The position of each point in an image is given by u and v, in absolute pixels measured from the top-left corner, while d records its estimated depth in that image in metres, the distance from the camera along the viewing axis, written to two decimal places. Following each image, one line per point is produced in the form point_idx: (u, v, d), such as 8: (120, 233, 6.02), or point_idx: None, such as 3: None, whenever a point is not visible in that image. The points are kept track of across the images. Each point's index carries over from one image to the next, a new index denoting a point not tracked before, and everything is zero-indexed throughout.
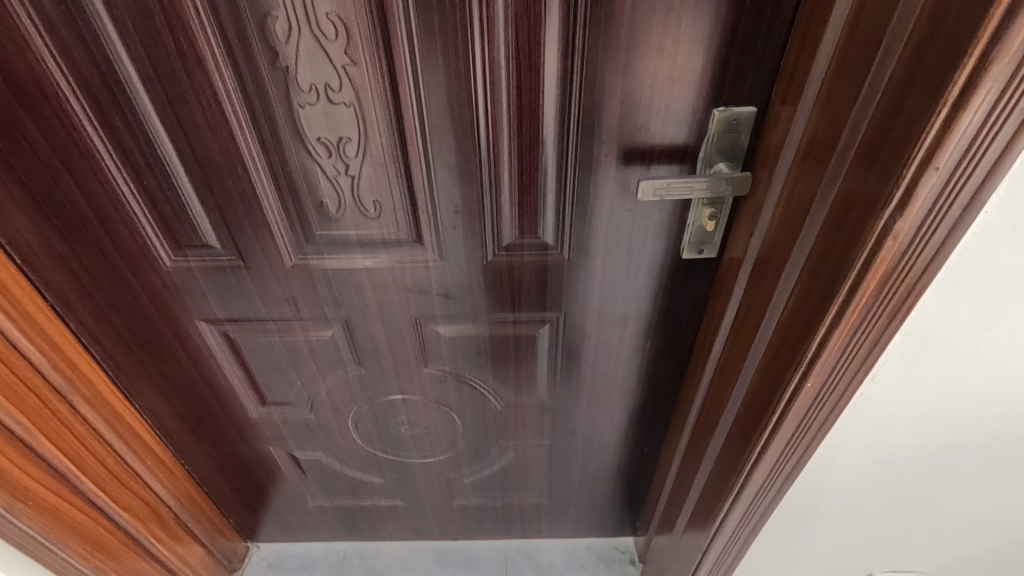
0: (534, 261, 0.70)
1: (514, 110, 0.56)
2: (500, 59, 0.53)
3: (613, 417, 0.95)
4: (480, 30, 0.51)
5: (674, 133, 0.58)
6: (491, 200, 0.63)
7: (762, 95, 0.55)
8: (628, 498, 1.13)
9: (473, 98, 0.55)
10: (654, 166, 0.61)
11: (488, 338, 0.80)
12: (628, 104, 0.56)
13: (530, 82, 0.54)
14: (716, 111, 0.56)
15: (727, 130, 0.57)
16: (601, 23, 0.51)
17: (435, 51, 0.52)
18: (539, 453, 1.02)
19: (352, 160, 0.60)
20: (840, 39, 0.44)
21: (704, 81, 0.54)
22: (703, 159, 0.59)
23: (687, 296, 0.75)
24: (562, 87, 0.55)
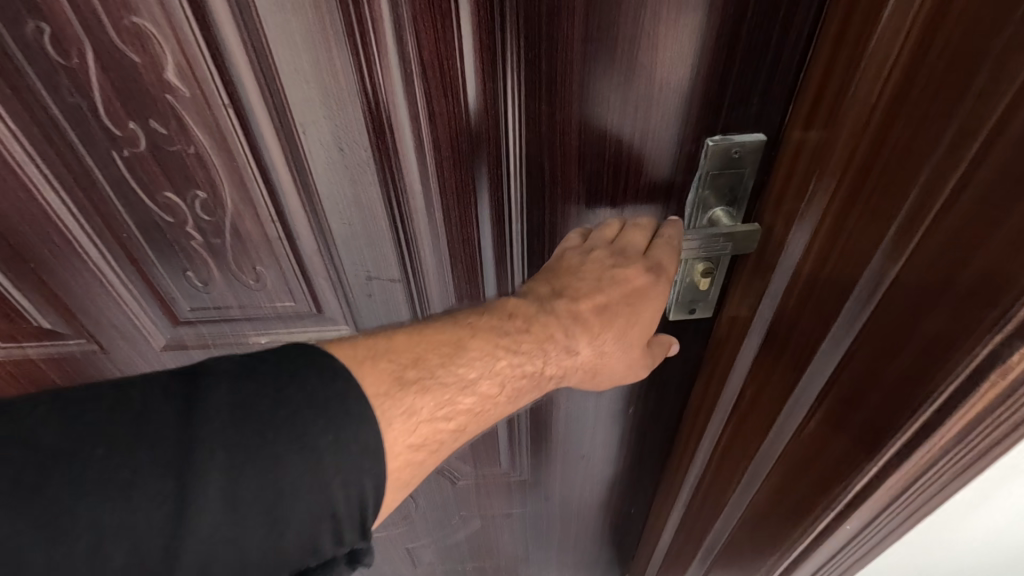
0: None
1: (429, 149, 0.40)
2: (400, 82, 0.36)
3: (591, 481, 0.80)
4: (364, 42, 0.35)
5: (654, 170, 0.42)
6: (413, 262, 0.47)
7: (774, 118, 0.39)
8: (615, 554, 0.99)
9: (368, 135, 0.39)
10: (628, 212, 0.45)
11: None
12: (588, 136, 0.40)
13: (449, 112, 0.38)
14: (710, 140, 0.40)
15: (725, 167, 0.41)
16: (542, 25, 0.35)
17: (301, 72, 0.35)
18: (510, 519, 0.88)
19: (212, 221, 0.43)
20: (902, 53, 0.28)
21: (694, 100, 0.38)
22: (694, 203, 0.43)
23: (677, 359, 0.60)
24: (495, 117, 0.39)
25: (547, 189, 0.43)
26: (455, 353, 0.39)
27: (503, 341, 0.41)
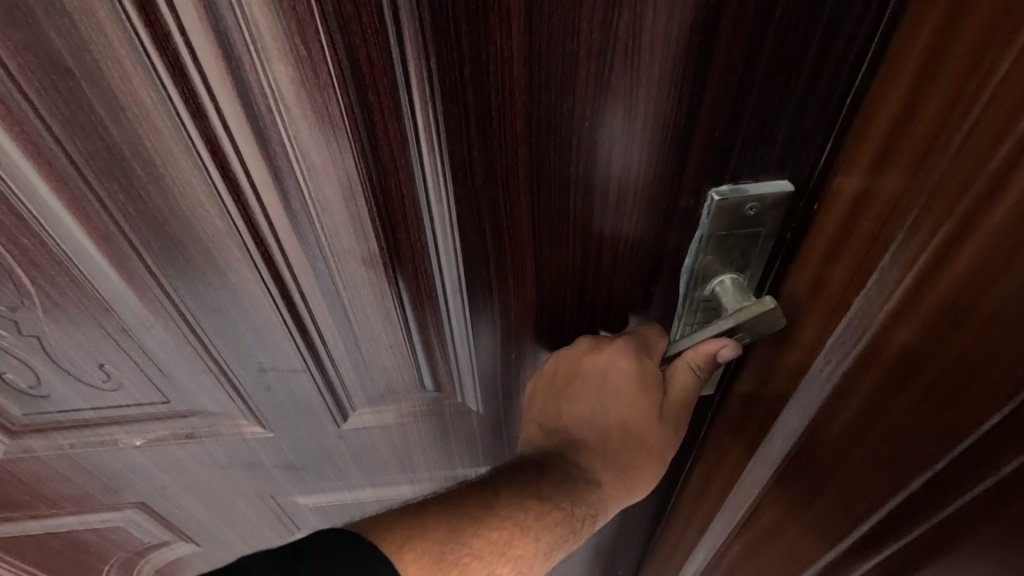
0: (424, 419, 0.43)
1: (314, 212, 0.28)
2: (256, 124, 0.24)
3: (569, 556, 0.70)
4: (183, 67, 0.22)
5: (637, 232, 0.30)
6: (317, 349, 0.36)
7: (812, 165, 0.27)
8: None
9: (216, 197, 0.26)
10: (604, 283, 0.33)
11: (378, 503, 0.53)
12: (542, 191, 0.28)
13: (337, 165, 0.26)
14: (715, 193, 0.28)
15: (737, 226, 0.29)
16: (460, 36, 0.22)
17: (88, 111, 0.23)
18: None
19: (16, 313, 0.30)
20: (941, 247, 0.22)
21: (692, 143, 0.26)
22: (692, 270, 0.32)
23: None
24: (409, 170, 0.27)
25: (493, 263, 0.31)
26: (493, 524, 0.35)
27: (530, 496, 0.37)
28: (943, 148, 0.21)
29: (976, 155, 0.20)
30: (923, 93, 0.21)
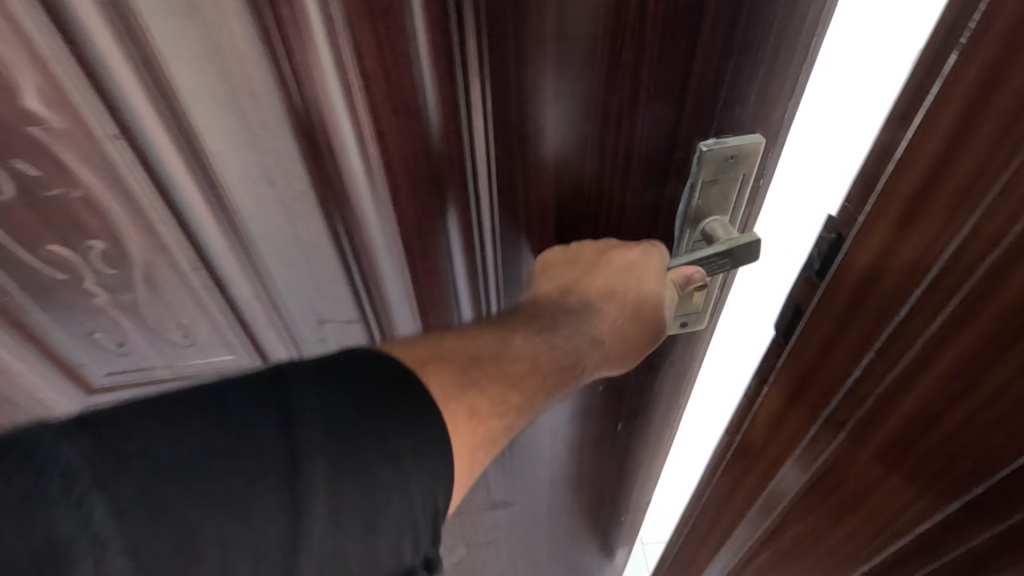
0: None
1: (381, 174, 0.33)
2: (344, 95, 0.29)
3: (576, 501, 0.77)
4: (291, 50, 0.27)
5: (642, 182, 0.37)
6: (371, 302, 0.41)
7: (772, 118, 0.34)
8: (601, 560, 0.98)
9: (303, 162, 0.32)
10: (613, 228, 0.40)
11: None
12: (566, 150, 0.34)
13: (403, 131, 0.32)
14: (704, 146, 0.35)
15: (720, 174, 0.36)
16: (508, 22, 0.29)
17: (207, 90, 0.28)
18: (496, 543, 0.84)
19: (115, 274, 0.35)
20: (952, 323, 0.26)
21: (686, 106, 0.33)
22: (685, 213, 0.38)
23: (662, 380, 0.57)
24: (462, 134, 0.33)
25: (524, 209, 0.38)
26: (515, 359, 0.35)
27: (541, 335, 0.38)
28: (948, 241, 0.25)
29: (979, 252, 0.24)
30: (955, 157, 0.23)
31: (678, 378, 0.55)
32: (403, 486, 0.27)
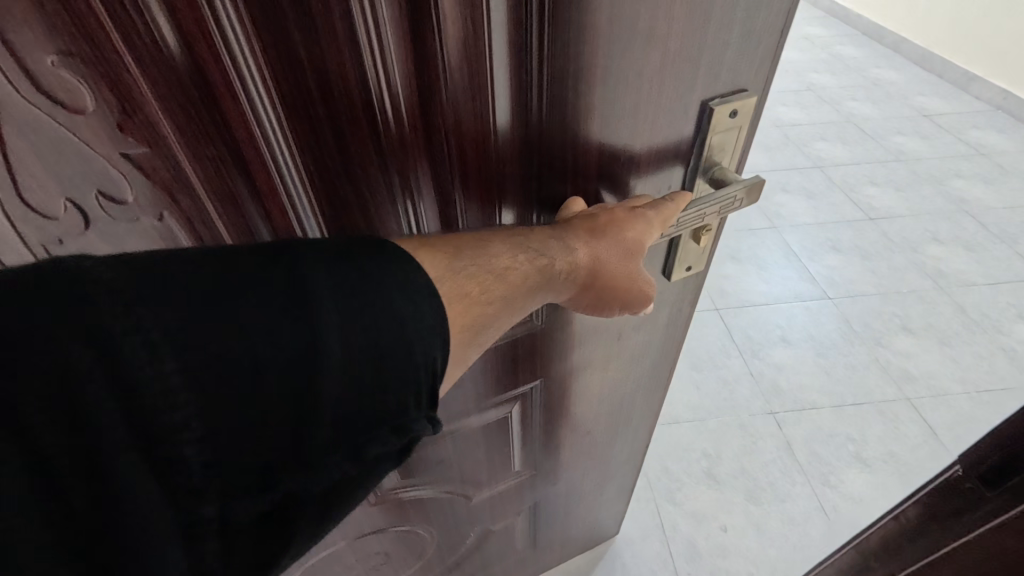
0: (502, 340, 0.56)
1: (448, 157, 0.37)
2: (419, 83, 0.33)
3: (591, 452, 0.85)
4: (382, 46, 0.30)
5: (666, 135, 0.43)
6: None
7: (756, 74, 0.43)
8: (609, 508, 1.09)
9: (383, 152, 0.34)
10: (640, 182, 0.45)
11: (452, 433, 0.65)
12: (609, 116, 0.39)
13: (471, 92, 0.34)
14: (713, 104, 0.42)
15: (723, 126, 0.44)
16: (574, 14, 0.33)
17: (307, 94, 0.30)
18: (523, 509, 0.91)
19: None
20: None
21: (700, 71, 0.40)
22: (700, 165, 0.46)
23: (665, 327, 0.67)
24: (515, 113, 0.37)
25: (570, 176, 0.42)
26: (489, 259, 0.35)
27: (515, 240, 0.37)
28: None
29: None
30: None
31: (677, 314, 0.65)
32: (406, 337, 0.28)
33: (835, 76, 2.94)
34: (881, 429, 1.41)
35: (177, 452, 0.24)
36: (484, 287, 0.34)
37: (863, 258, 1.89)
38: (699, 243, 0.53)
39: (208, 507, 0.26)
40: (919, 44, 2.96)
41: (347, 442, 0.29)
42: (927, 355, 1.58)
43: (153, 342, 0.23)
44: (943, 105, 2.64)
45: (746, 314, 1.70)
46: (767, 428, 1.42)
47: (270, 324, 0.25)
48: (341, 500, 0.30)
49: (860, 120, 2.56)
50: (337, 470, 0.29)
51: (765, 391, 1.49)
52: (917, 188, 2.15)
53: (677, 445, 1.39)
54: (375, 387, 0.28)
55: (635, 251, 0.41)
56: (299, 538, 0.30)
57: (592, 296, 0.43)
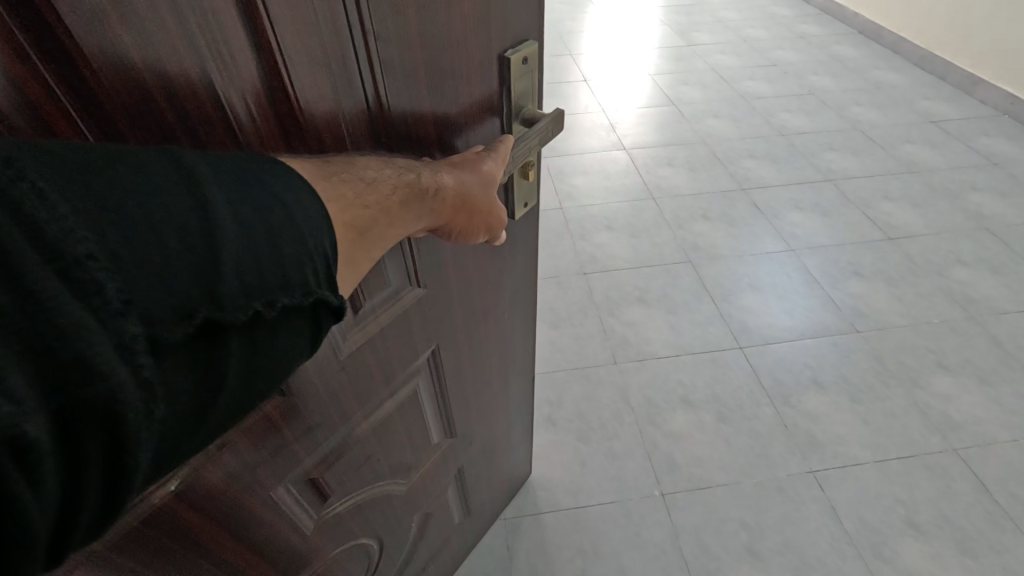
0: (394, 315, 0.64)
1: (296, 128, 0.45)
2: (255, 67, 0.41)
3: (494, 398, 1.00)
4: (212, 38, 0.38)
5: (480, 88, 0.58)
6: None
7: (528, 33, 0.61)
8: (517, 451, 1.28)
9: (230, 129, 0.41)
10: (472, 131, 0.61)
11: (369, 426, 0.72)
12: (431, 75, 0.52)
13: (308, 53, 0.43)
14: (509, 56, 0.59)
15: (521, 71, 0.62)
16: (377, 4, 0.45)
17: (149, 87, 0.36)
18: (451, 478, 1.03)
19: None
20: None
21: (493, 29, 0.56)
22: (512, 108, 0.63)
23: (520, 263, 0.84)
24: (351, 85, 0.47)
25: (415, 136, 0.54)
26: (370, 179, 0.47)
27: (384, 165, 0.49)
28: None
29: None
30: None
31: (528, 246, 0.83)
32: (284, 213, 0.38)
33: (836, 79, 4.06)
34: (931, 490, 1.70)
35: (95, 283, 0.28)
36: (371, 199, 0.46)
37: (901, 285, 2.38)
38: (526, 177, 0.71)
39: (139, 329, 0.30)
40: (920, 45, 4.16)
41: (252, 295, 0.36)
42: (966, 395, 1.96)
43: (49, 195, 0.28)
44: (952, 114, 3.62)
45: (772, 352, 2.10)
46: (810, 491, 1.71)
47: (164, 192, 0.33)
48: (261, 346, 0.37)
49: (869, 128, 3.49)
50: (252, 309, 0.36)
51: (803, 446, 1.82)
52: (936, 203, 2.85)
53: (713, 517, 1.66)
54: (265, 252, 0.37)
55: (489, 179, 0.57)
56: (229, 381, 0.36)
57: (460, 222, 0.57)
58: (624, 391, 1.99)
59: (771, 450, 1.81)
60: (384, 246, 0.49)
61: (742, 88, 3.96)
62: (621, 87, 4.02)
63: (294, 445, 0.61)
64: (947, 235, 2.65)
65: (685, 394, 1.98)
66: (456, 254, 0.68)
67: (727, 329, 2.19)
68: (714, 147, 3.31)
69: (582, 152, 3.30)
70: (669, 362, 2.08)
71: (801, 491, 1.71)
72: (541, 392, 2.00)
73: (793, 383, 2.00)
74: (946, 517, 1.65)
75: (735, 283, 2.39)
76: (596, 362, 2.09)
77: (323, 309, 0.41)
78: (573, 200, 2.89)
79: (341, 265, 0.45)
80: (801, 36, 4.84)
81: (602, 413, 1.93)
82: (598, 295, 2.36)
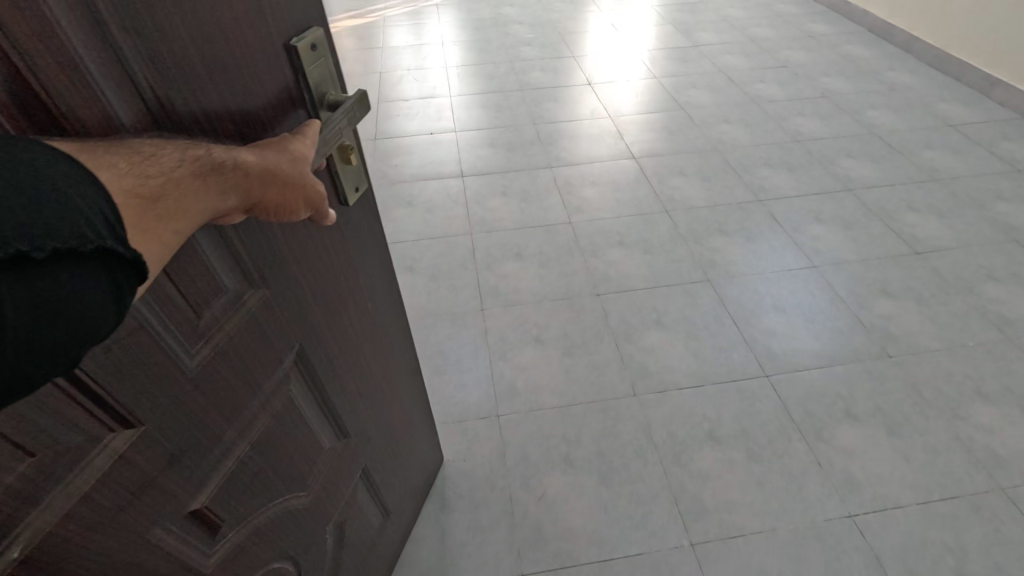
0: (238, 319, 0.67)
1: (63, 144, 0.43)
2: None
3: (375, 383, 1.13)
4: None
5: (275, 79, 0.62)
6: (144, 314, 0.54)
7: (308, 18, 0.65)
8: (413, 436, 1.47)
9: None
10: (281, 123, 0.64)
11: (245, 438, 0.75)
12: (215, 70, 0.53)
13: (57, 61, 0.41)
14: (295, 44, 0.63)
15: (312, 55, 0.66)
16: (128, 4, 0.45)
17: None
18: (356, 477, 1.16)
19: None
20: None
21: (269, 19, 0.59)
22: (317, 97, 0.69)
23: (362, 254, 0.94)
24: (122, 84, 0.46)
25: (207, 129, 0.54)
26: (152, 152, 0.44)
27: (169, 142, 0.47)
28: None
29: None
30: None
31: (371, 241, 0.96)
32: (37, 169, 0.35)
33: (850, 81, 3.97)
34: (982, 535, 1.60)
35: None
36: (153, 169, 0.43)
37: (935, 303, 2.29)
38: (348, 160, 0.77)
39: None
40: (937, 45, 4.07)
41: (17, 235, 0.32)
42: (1007, 421, 1.87)
43: None
44: (974, 117, 3.51)
45: (799, 382, 2.01)
46: (851, 539, 1.61)
47: None
48: (46, 290, 0.34)
49: (887, 132, 3.38)
50: (14, 249, 0.32)
51: (841, 489, 1.71)
52: (962, 214, 2.73)
53: (748, 566, 1.56)
54: (20, 200, 0.33)
55: (298, 157, 0.59)
56: (10, 322, 0.33)
57: (276, 198, 0.56)
58: (647, 425, 1.88)
59: (806, 491, 1.71)
60: (187, 222, 0.46)
61: (754, 91, 3.88)
62: (631, 94, 3.95)
63: (158, 481, 0.61)
64: (977, 248, 2.54)
65: (711, 429, 1.87)
66: (300, 259, 0.75)
67: (753, 355, 2.10)
68: (729, 155, 3.23)
69: (591, 160, 3.25)
70: (691, 395, 1.97)
71: (842, 540, 1.61)
72: (560, 428, 1.88)
73: (825, 415, 1.91)
74: (999, 566, 1.54)
75: (755, 303, 2.30)
76: (615, 395, 1.97)
77: (114, 260, 0.39)
78: (582, 213, 2.82)
79: (130, 233, 0.41)
80: (812, 37, 4.75)
81: (624, 450, 1.81)
82: (614, 318, 2.25)
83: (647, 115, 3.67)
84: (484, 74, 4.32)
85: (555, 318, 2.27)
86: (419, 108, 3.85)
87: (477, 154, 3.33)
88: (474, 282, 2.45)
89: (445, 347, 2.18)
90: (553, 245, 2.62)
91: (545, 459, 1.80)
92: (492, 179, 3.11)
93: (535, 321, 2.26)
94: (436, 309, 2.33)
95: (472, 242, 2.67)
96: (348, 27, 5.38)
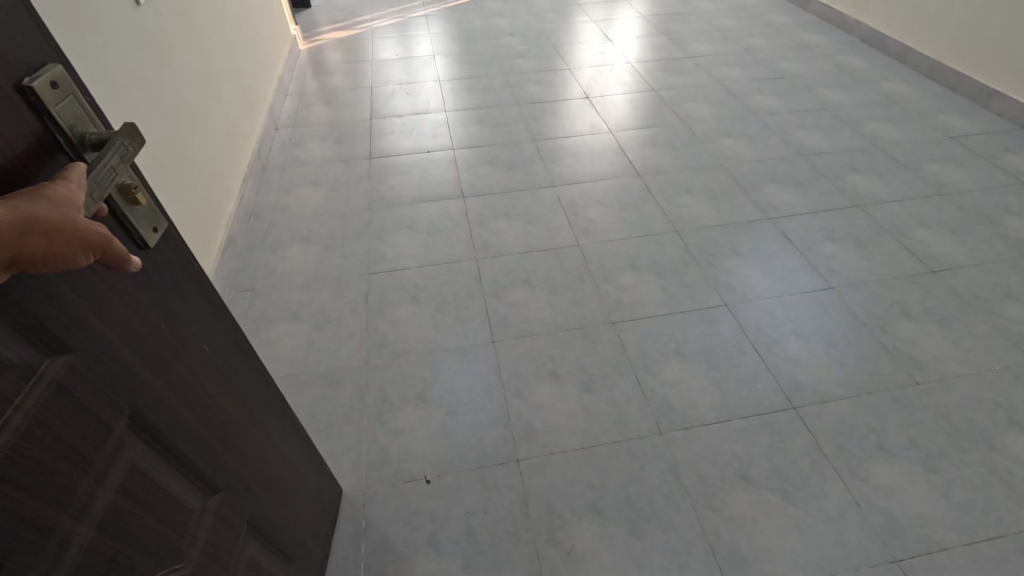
0: (37, 391, 0.59)
1: None
2: None
3: (241, 428, 1.04)
4: None
5: (16, 125, 0.58)
6: None
7: (43, 59, 0.63)
8: (303, 469, 1.41)
9: None
10: (38, 172, 0.61)
11: (90, 519, 0.65)
12: None
13: None
14: (30, 84, 0.60)
15: (53, 93, 0.62)
16: None
17: None
18: (246, 535, 1.06)
19: None
20: None
21: None
22: (76, 141, 0.66)
23: (186, 298, 0.88)
24: None
25: None
26: None
27: None
28: None
29: None
30: None
31: (189, 280, 0.89)
32: None
33: (848, 92, 3.95)
34: None
35: None
36: None
37: (955, 324, 2.24)
38: (136, 200, 0.73)
39: None
40: (931, 56, 4.07)
41: None
42: None
43: None
44: (973, 128, 3.51)
45: (828, 413, 1.93)
46: None
47: None
48: None
49: (890, 145, 3.36)
50: None
51: (883, 531, 1.64)
52: (973, 229, 2.70)
53: None
54: None
55: (61, 201, 0.58)
56: None
57: (40, 245, 0.55)
58: (675, 468, 1.79)
59: (847, 535, 1.63)
60: None
61: (754, 103, 3.84)
62: (629, 107, 3.87)
63: None
64: (991, 265, 2.50)
65: (742, 468, 1.79)
66: (96, 311, 0.68)
67: (776, 384, 2.03)
68: (734, 171, 3.17)
69: (594, 178, 3.16)
70: (719, 431, 1.88)
71: None
72: (583, 474, 1.77)
73: (859, 450, 1.83)
74: None
75: (777, 329, 2.23)
76: (639, 433, 1.88)
77: None
78: (590, 235, 2.73)
79: None
80: (805, 46, 4.74)
81: (653, 495, 1.72)
82: (632, 349, 2.16)
83: (646, 128, 3.61)
84: (478, 88, 4.22)
85: (570, 350, 2.16)
86: (413, 124, 3.73)
87: (476, 173, 3.23)
88: (482, 312, 2.34)
89: (455, 385, 2.06)
90: (562, 270, 2.52)
91: (571, 509, 1.69)
92: (495, 200, 3.00)
93: (549, 353, 2.15)
94: (443, 342, 2.21)
95: (478, 267, 2.56)
96: (336, 38, 5.23)
